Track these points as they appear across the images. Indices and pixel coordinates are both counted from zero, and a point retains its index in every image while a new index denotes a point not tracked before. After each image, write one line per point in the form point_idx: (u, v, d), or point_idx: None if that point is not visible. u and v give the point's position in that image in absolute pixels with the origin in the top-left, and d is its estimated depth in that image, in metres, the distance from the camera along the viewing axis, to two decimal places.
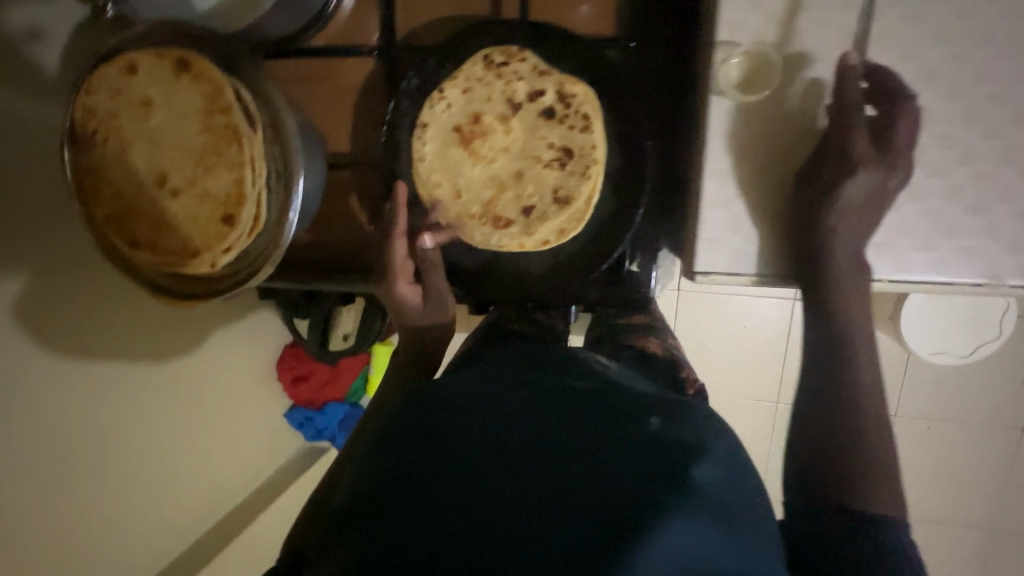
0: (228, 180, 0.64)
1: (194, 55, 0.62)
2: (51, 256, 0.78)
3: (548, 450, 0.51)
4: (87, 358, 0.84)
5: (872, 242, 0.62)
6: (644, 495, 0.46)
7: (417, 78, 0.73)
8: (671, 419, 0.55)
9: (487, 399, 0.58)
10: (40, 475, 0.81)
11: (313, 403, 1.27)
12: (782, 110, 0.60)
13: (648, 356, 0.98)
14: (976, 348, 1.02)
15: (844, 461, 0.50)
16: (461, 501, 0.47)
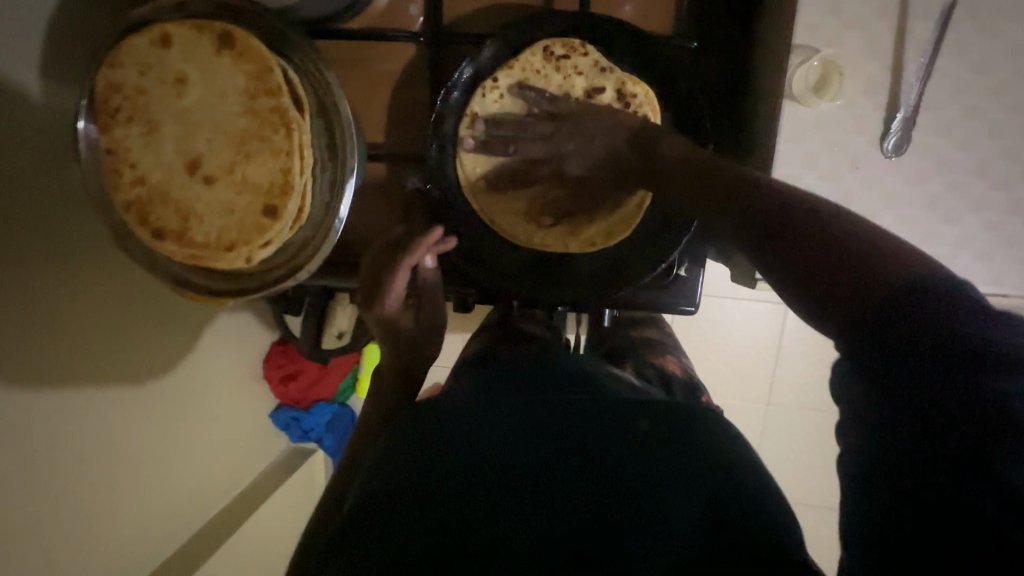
0: (272, 168, 0.59)
1: (239, 30, 0.57)
2: (48, 245, 0.71)
3: (546, 474, 0.48)
4: (81, 359, 0.78)
5: (935, 253, 0.62)
6: (649, 519, 0.45)
7: (470, 68, 0.69)
8: (673, 422, 0.52)
9: (499, 415, 0.56)
10: (34, 483, 0.74)
11: (299, 402, 1.24)
12: (854, 118, 0.60)
13: (666, 375, 0.91)
14: None
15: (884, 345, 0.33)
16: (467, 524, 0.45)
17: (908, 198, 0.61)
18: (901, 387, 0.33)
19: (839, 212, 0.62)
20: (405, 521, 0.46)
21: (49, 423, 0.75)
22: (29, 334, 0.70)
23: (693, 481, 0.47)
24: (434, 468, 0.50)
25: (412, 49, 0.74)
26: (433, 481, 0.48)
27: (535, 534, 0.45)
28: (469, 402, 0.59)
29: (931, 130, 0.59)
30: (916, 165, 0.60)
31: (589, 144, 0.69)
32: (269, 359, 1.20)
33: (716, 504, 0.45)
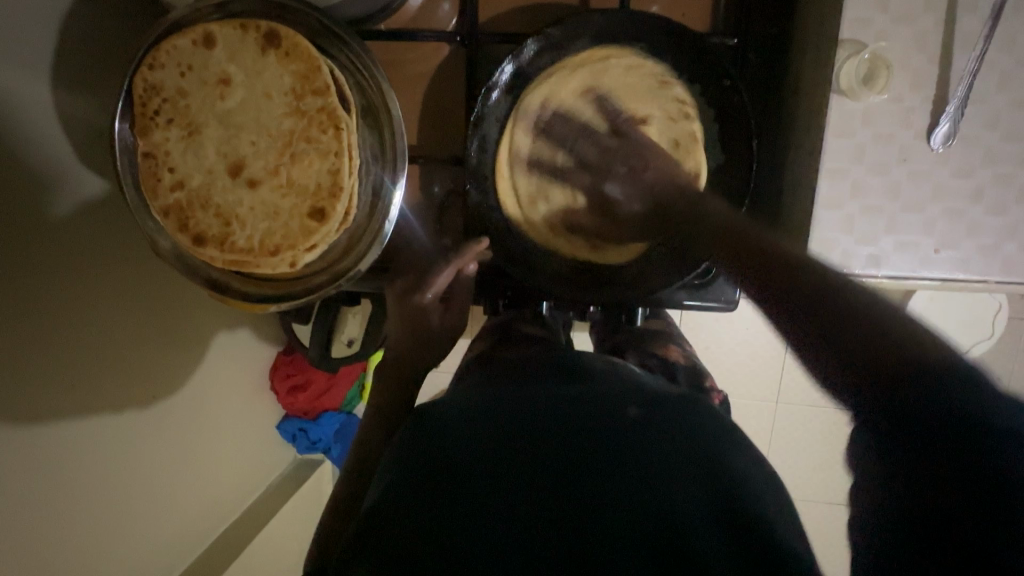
0: (318, 169, 0.57)
1: (286, 28, 0.56)
2: (60, 253, 0.68)
3: (541, 459, 0.49)
4: (97, 371, 0.76)
5: (981, 244, 0.62)
6: (641, 505, 0.46)
7: (512, 65, 0.69)
8: (665, 413, 0.52)
9: (488, 400, 0.56)
10: (59, 489, 0.73)
11: (307, 414, 1.20)
12: (901, 111, 0.60)
13: (670, 364, 0.88)
14: (972, 346, 1.05)
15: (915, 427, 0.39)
16: (444, 522, 0.46)
17: (956, 190, 0.61)
18: (914, 452, 0.39)
19: (885, 204, 0.62)
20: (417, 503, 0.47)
21: (63, 437, 0.72)
22: (41, 344, 0.67)
23: (681, 471, 0.47)
24: (438, 472, 0.49)
25: (448, 48, 0.73)
26: (441, 486, 0.48)
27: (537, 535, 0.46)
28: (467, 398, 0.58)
29: (978, 122, 0.59)
30: (964, 158, 0.60)
31: (640, 173, 0.70)
32: (276, 369, 1.16)
33: (710, 494, 0.46)
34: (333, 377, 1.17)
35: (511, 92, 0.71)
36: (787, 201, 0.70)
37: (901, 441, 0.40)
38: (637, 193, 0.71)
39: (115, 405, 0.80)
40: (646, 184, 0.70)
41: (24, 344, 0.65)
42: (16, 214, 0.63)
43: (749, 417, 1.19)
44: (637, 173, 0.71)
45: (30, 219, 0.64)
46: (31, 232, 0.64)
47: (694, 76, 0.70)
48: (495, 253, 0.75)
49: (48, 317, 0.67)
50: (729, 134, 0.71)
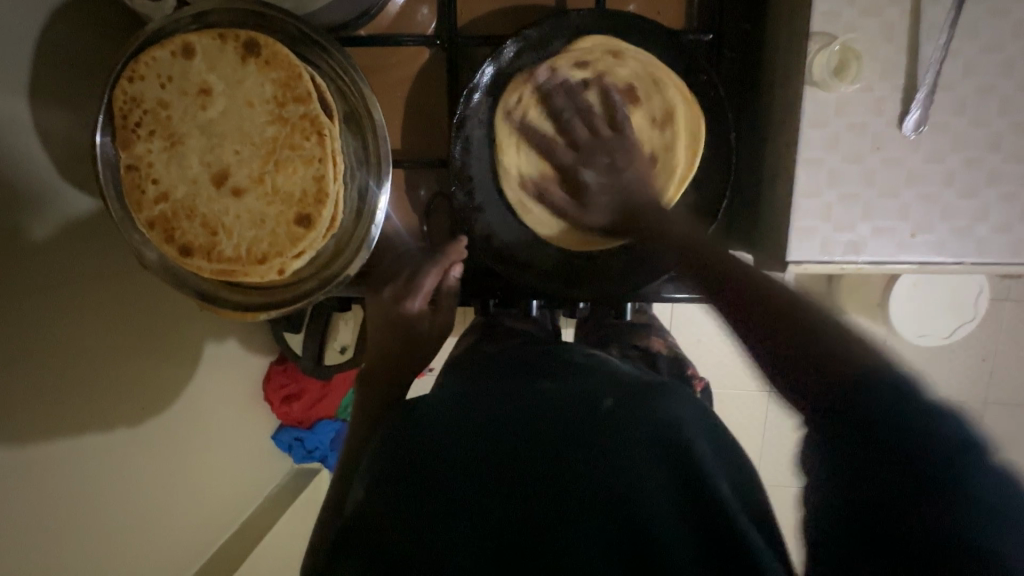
0: (303, 176, 0.58)
1: (265, 37, 0.56)
2: (46, 270, 0.68)
3: (516, 454, 0.52)
4: (80, 389, 0.75)
5: (954, 226, 0.64)
6: (594, 497, 0.48)
7: (492, 67, 0.70)
8: (635, 403, 0.52)
9: (466, 401, 0.59)
10: (56, 503, 0.73)
11: (301, 423, 1.20)
12: (874, 100, 0.62)
13: (653, 355, 0.90)
14: (956, 328, 1.07)
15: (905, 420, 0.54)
16: (423, 518, 0.50)
17: (929, 175, 0.63)
18: None
19: (861, 192, 0.64)
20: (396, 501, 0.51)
21: (49, 458, 0.71)
22: (23, 363, 0.66)
23: (646, 461, 0.47)
24: (410, 472, 0.53)
25: (429, 52, 0.74)
26: (413, 482, 0.52)
27: (498, 533, 0.50)
28: (446, 397, 0.61)
29: (947, 108, 0.61)
30: (936, 143, 0.62)
31: (618, 168, 0.71)
32: (269, 381, 1.16)
33: (681, 481, 0.45)
34: (326, 386, 1.18)
35: (492, 94, 0.72)
36: (768, 192, 0.71)
37: None
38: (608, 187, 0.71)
39: (100, 422, 0.79)
40: (622, 179, 0.71)
41: (7, 365, 0.64)
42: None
43: (740, 406, 1.21)
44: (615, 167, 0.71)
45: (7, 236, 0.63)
46: (10, 249, 0.63)
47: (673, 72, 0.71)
48: (483, 254, 0.76)
49: (29, 336, 0.66)
50: (708, 128, 0.72)
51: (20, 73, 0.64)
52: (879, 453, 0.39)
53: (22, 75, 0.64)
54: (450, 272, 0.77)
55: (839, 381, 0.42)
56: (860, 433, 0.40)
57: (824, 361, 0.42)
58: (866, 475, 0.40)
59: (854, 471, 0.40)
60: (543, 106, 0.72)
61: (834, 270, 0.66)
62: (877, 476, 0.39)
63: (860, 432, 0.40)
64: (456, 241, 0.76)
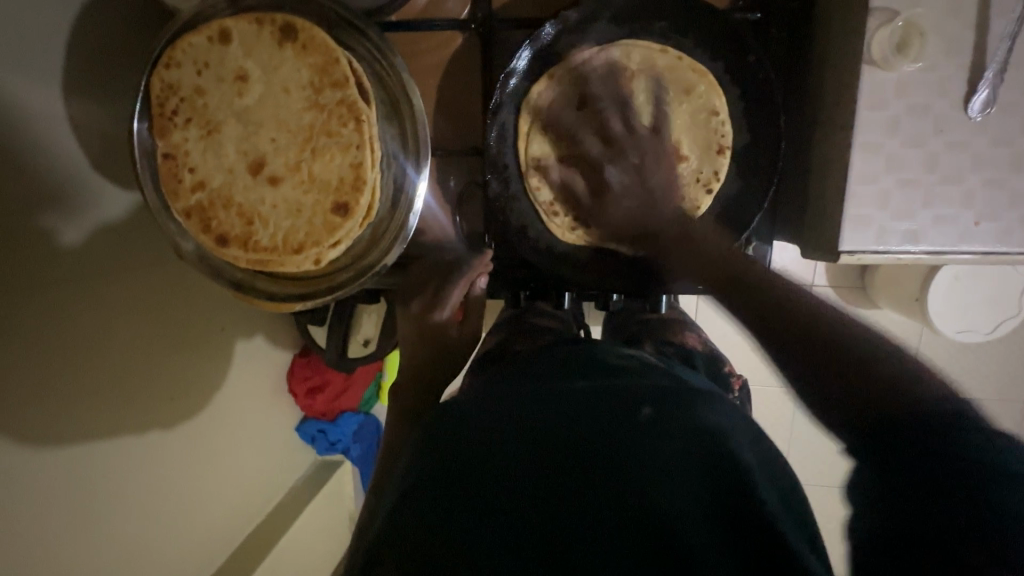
0: (341, 163, 0.56)
1: (302, 20, 0.55)
2: (78, 261, 0.68)
3: (558, 457, 0.51)
4: (106, 390, 0.74)
5: (1022, 214, 0.60)
6: (639, 503, 0.47)
7: (530, 51, 0.68)
8: (674, 408, 0.54)
9: (501, 402, 0.59)
10: (88, 491, 0.73)
11: (325, 415, 1.20)
12: (937, 79, 0.58)
13: (688, 351, 0.88)
14: (999, 323, 1.04)
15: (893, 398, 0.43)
16: (464, 517, 0.49)
17: (996, 159, 0.59)
18: (901, 498, 0.39)
19: (921, 177, 0.60)
20: (433, 501, 0.50)
21: (70, 457, 0.70)
22: (49, 356, 0.65)
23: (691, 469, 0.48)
24: (451, 482, 0.52)
25: (462, 37, 0.72)
26: (449, 493, 0.51)
27: (541, 539, 0.47)
28: (484, 399, 0.61)
29: (1020, 87, 0.57)
30: (1004, 125, 0.58)
31: (641, 167, 0.72)
32: (293, 373, 1.15)
33: (722, 493, 0.46)
34: (350, 378, 1.17)
35: (529, 79, 0.70)
36: (816, 180, 0.68)
37: (886, 478, 0.41)
38: (634, 188, 0.72)
39: (125, 424, 0.78)
40: (645, 180, 0.72)
41: (42, 354, 0.64)
42: (26, 221, 0.61)
43: (769, 401, 1.18)
44: (642, 169, 0.72)
45: (32, 225, 0.62)
46: (42, 238, 0.63)
47: (716, 54, 0.69)
48: (518, 246, 0.74)
49: (53, 328, 0.65)
50: (754, 111, 0.69)
51: (55, 62, 0.64)
52: (910, 455, 0.40)
53: (58, 64, 0.64)
54: (476, 284, 0.74)
55: (867, 403, 0.44)
56: (895, 456, 0.41)
57: (862, 385, 0.45)
58: (918, 509, 0.38)
59: (898, 497, 0.39)
60: (585, 89, 0.71)
61: (890, 261, 0.62)
62: (909, 512, 0.38)
63: (908, 466, 0.40)
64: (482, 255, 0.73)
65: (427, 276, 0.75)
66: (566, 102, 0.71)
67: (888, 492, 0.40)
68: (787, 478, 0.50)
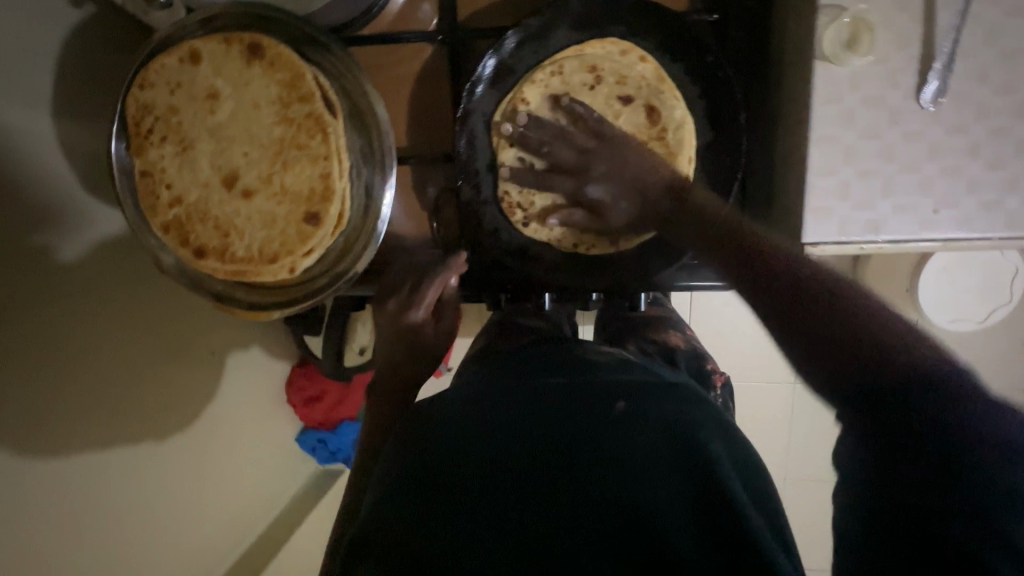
0: (310, 174, 0.58)
1: (267, 39, 0.57)
2: (70, 278, 0.70)
3: (534, 450, 0.53)
4: (99, 405, 0.76)
5: (981, 200, 0.61)
6: (612, 492, 0.48)
7: (494, 60, 0.70)
8: (643, 401, 0.55)
9: (479, 400, 0.61)
10: (83, 503, 0.75)
11: (324, 424, 1.21)
12: (889, 72, 0.59)
13: (670, 351, 0.90)
14: (989, 314, 1.05)
15: (884, 354, 0.41)
16: (446, 509, 0.50)
17: (951, 148, 0.60)
18: (888, 466, 0.38)
19: (879, 167, 0.61)
20: (416, 496, 0.52)
21: (66, 472, 0.72)
22: (43, 371, 0.67)
23: (662, 459, 0.49)
24: (429, 484, 0.52)
25: (431, 48, 0.74)
26: (428, 496, 0.52)
27: (522, 530, 0.48)
28: (468, 397, 0.63)
29: (969, 76, 0.59)
30: (957, 114, 0.59)
31: (620, 172, 0.70)
32: (291, 383, 1.18)
33: (693, 483, 0.47)
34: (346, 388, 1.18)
35: (495, 86, 0.72)
36: (781, 174, 0.69)
37: (879, 440, 0.39)
38: (621, 190, 0.71)
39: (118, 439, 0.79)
40: (626, 179, 0.70)
41: (37, 369, 0.66)
42: (23, 242, 0.64)
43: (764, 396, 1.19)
44: (620, 170, 0.70)
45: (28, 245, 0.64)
46: (39, 258, 0.66)
47: (677, 55, 0.70)
48: (491, 248, 0.76)
49: (49, 344, 0.67)
50: (716, 109, 0.70)
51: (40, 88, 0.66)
52: (900, 420, 0.39)
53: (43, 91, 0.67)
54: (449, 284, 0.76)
55: (878, 372, 0.40)
56: (887, 430, 0.39)
57: (864, 342, 0.42)
58: (905, 481, 0.37)
59: (888, 468, 0.38)
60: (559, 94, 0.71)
61: (851, 252, 0.64)
62: (905, 486, 0.37)
63: (887, 434, 0.39)
64: (455, 256, 0.75)
65: (401, 279, 0.77)
66: (533, 120, 0.70)
67: (875, 452, 0.39)
68: (755, 464, 0.52)
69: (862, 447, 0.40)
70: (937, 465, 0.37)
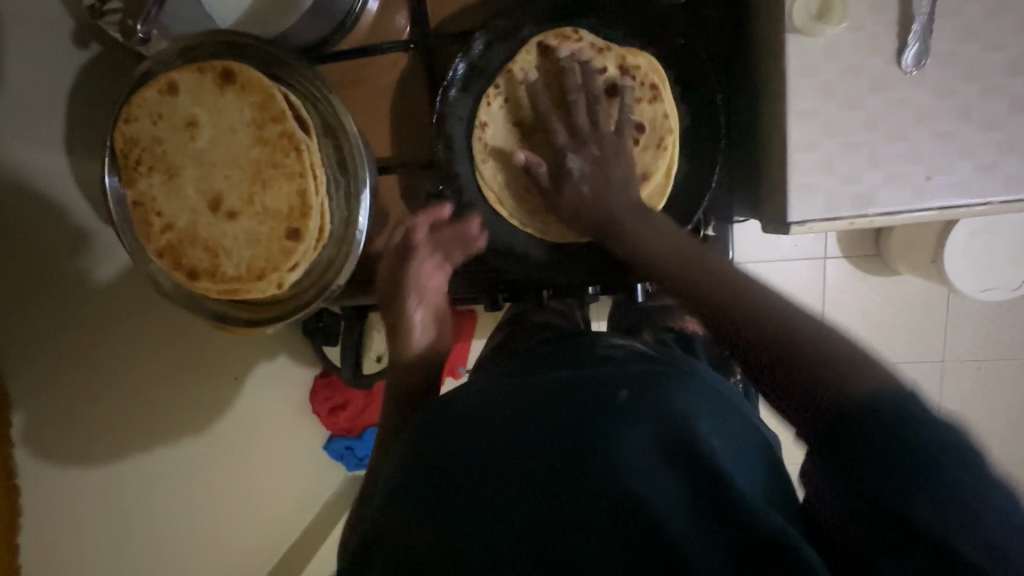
0: (288, 191, 0.60)
1: (237, 64, 0.59)
2: (108, 301, 0.79)
3: (531, 458, 0.46)
4: (115, 419, 0.83)
5: (977, 163, 0.58)
6: (621, 506, 0.41)
7: (464, 63, 0.71)
8: (652, 393, 0.46)
9: (474, 401, 0.54)
10: (110, 498, 0.84)
11: (351, 431, 1.08)
12: (866, 39, 0.57)
13: (687, 337, 0.88)
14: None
15: (822, 386, 0.38)
16: (443, 527, 0.46)
17: (938, 112, 0.58)
18: (856, 489, 0.35)
19: (863, 138, 0.59)
20: (410, 513, 0.48)
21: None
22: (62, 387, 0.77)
23: (675, 463, 0.42)
24: (427, 506, 0.47)
25: (406, 57, 0.75)
26: (429, 507, 0.47)
27: (524, 551, 0.43)
28: (464, 397, 0.56)
29: (950, 36, 0.56)
30: (940, 76, 0.57)
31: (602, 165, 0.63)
32: (314, 392, 1.05)
33: (708, 490, 0.41)
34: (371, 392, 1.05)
35: (469, 89, 0.72)
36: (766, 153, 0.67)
37: (847, 459, 0.36)
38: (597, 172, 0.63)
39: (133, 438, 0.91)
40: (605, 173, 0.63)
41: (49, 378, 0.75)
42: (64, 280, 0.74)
43: None
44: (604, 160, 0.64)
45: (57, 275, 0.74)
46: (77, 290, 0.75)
47: (650, 42, 0.69)
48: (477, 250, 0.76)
49: (71, 365, 0.77)
50: (694, 92, 0.69)
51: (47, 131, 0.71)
52: (870, 432, 0.35)
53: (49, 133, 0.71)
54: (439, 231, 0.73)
55: (812, 388, 0.39)
56: (860, 446, 0.35)
57: (792, 368, 0.41)
58: (881, 497, 0.34)
59: (865, 482, 0.35)
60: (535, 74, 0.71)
61: (841, 227, 0.62)
62: (868, 494, 0.35)
63: (856, 458, 0.35)
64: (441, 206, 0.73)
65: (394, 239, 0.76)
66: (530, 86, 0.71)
67: (847, 479, 0.36)
68: (779, 465, 0.46)
69: (816, 458, 0.38)
70: (903, 476, 0.34)
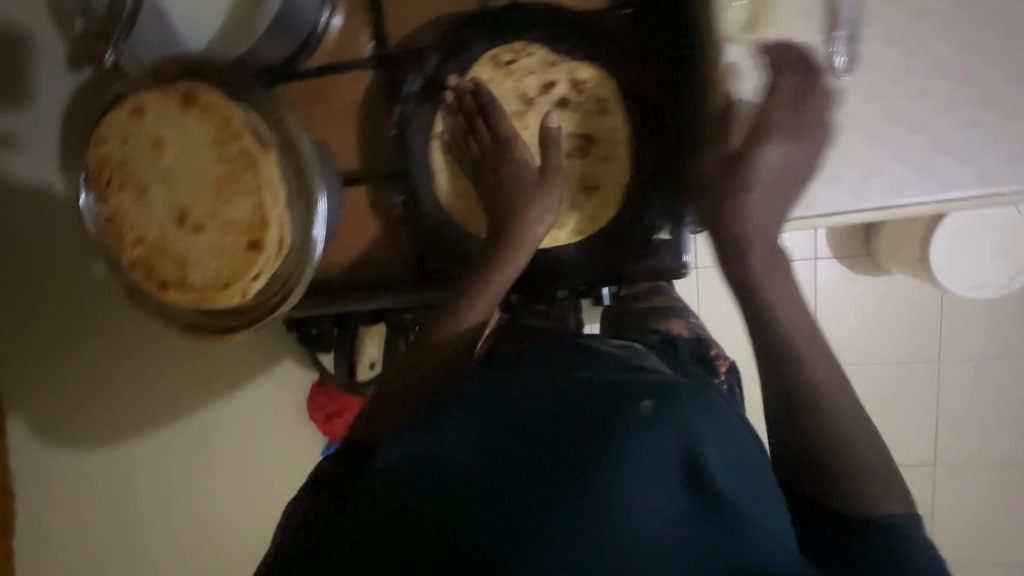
0: (248, 205, 0.63)
1: (199, 87, 0.63)
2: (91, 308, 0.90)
3: (556, 462, 0.44)
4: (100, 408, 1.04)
5: (911, 164, 0.59)
6: (643, 523, 0.41)
7: (417, 79, 0.76)
8: (675, 405, 0.47)
9: (487, 398, 0.52)
10: None
11: None
12: (796, 47, 0.59)
13: (672, 338, 0.87)
14: (1013, 277, 0.99)
15: (813, 443, 0.49)
16: (456, 524, 0.42)
17: (870, 115, 0.59)
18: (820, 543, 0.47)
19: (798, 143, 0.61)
20: (416, 508, 0.44)
21: None
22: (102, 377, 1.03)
23: (691, 479, 0.43)
24: (435, 504, 0.44)
25: (368, 74, 0.79)
26: (438, 503, 0.44)
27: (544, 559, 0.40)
28: (477, 393, 0.54)
29: (877, 41, 0.58)
30: (869, 80, 0.58)
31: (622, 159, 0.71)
32: (311, 401, 1.06)
33: (714, 507, 0.43)
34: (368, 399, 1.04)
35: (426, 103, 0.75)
36: None
37: (815, 525, 0.48)
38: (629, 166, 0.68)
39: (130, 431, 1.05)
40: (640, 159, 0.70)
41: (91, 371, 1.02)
42: None
43: None
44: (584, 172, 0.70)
45: None
46: None
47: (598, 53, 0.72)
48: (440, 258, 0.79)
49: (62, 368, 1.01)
50: None
51: None
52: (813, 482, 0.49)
53: None
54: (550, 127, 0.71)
55: (806, 441, 0.50)
56: (822, 527, 0.48)
57: (798, 425, 0.50)
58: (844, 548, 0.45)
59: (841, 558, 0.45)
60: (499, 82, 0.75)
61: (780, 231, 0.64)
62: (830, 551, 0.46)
63: (819, 516, 0.48)
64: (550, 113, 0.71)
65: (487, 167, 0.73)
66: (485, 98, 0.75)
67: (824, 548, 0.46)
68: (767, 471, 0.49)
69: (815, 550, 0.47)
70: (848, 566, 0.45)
